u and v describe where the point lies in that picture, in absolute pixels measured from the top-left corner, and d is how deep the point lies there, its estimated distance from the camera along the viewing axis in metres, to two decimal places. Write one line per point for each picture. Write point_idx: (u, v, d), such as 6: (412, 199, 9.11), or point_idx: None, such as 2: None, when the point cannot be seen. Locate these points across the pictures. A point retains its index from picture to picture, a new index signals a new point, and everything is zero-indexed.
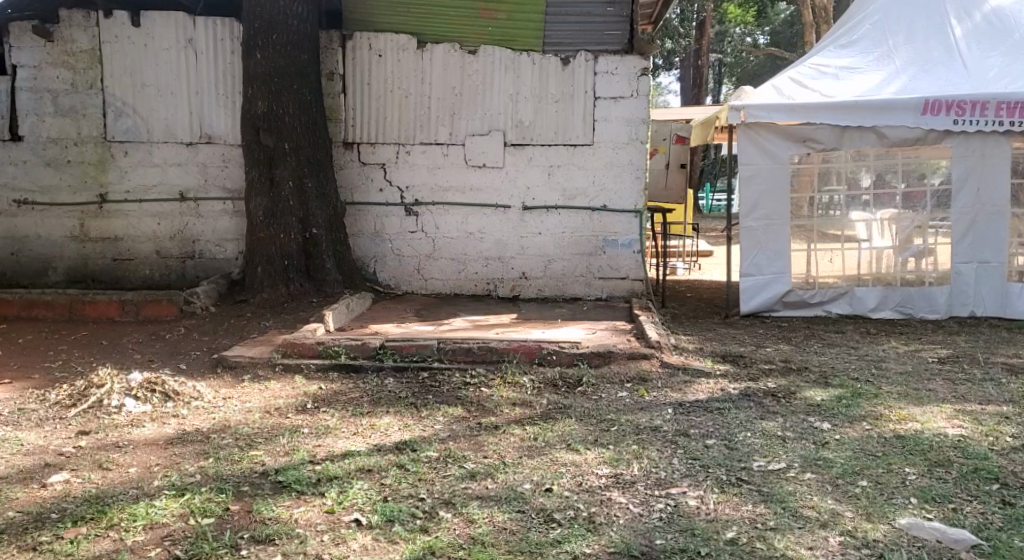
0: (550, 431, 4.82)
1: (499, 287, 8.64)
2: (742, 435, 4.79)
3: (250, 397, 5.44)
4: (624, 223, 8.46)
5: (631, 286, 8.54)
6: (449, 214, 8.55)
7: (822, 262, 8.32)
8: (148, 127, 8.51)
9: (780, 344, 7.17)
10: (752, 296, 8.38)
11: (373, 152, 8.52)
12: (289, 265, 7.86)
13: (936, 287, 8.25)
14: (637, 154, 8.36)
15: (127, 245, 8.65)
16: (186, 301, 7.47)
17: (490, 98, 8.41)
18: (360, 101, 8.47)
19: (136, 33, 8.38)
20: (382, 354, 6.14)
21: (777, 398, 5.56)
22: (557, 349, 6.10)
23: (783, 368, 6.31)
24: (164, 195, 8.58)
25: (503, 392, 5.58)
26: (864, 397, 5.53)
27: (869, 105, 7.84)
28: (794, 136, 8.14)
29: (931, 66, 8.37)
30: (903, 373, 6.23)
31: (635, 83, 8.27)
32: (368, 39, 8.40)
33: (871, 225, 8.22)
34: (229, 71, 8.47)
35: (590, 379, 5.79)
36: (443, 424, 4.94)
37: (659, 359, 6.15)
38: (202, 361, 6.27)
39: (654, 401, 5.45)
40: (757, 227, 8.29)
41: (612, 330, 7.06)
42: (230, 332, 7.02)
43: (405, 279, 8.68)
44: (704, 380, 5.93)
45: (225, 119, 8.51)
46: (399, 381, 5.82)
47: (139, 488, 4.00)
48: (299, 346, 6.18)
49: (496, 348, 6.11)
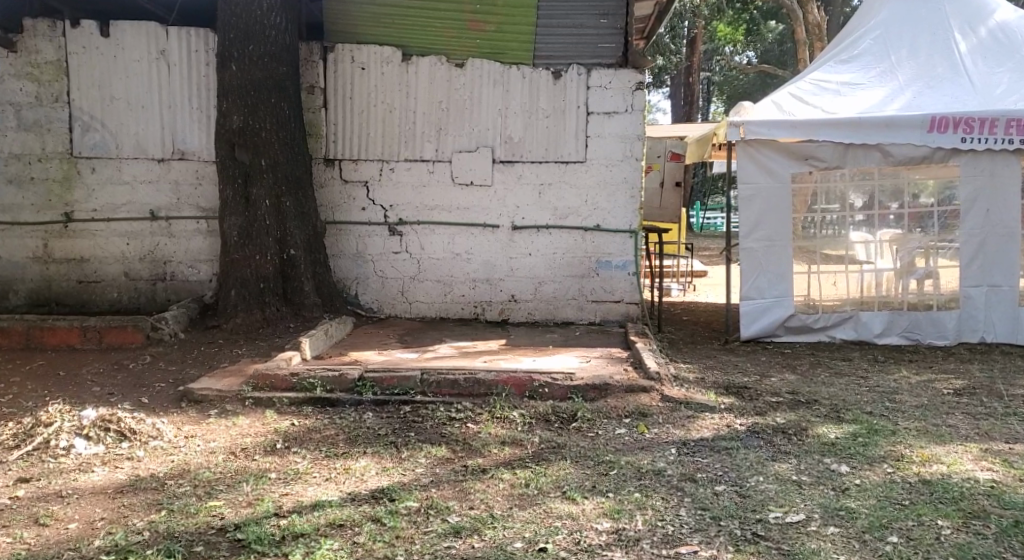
0: (543, 476, 4.37)
1: (487, 311, 8.20)
2: (754, 481, 4.36)
3: (215, 436, 4.99)
4: (619, 244, 8.06)
5: (626, 310, 8.12)
6: (436, 234, 8.13)
7: (825, 285, 7.92)
8: (118, 142, 8.07)
9: (785, 374, 6.75)
10: (752, 320, 7.98)
11: (356, 169, 8.10)
12: (264, 288, 7.39)
13: (944, 312, 7.87)
14: (632, 172, 7.98)
15: (93, 267, 8.18)
16: (153, 328, 7.00)
17: (478, 113, 8.02)
18: (341, 116, 8.06)
19: (106, 44, 7.96)
20: (362, 386, 5.70)
21: (788, 435, 5.13)
22: (550, 382, 5.67)
23: (791, 401, 5.90)
24: (133, 214, 8.14)
25: (492, 429, 5.15)
26: (882, 435, 5.10)
27: (874, 122, 7.51)
28: (796, 153, 7.77)
29: (937, 82, 8.04)
30: (919, 407, 5.81)
31: (629, 98, 7.89)
32: (350, 51, 8.00)
33: (871, 246, 7.85)
34: (203, 84, 8.06)
35: (586, 414, 5.36)
36: (424, 468, 4.49)
37: (659, 393, 5.71)
38: (166, 394, 5.81)
39: (655, 440, 5.02)
40: (758, 248, 7.88)
41: (608, 358, 6.63)
42: (198, 361, 6.56)
43: (388, 302, 8.24)
44: (708, 416, 5.49)
45: (198, 134, 8.09)
46: (379, 417, 5.37)
47: (77, 550, 3.56)
48: (271, 379, 5.74)
49: (484, 380, 5.68)
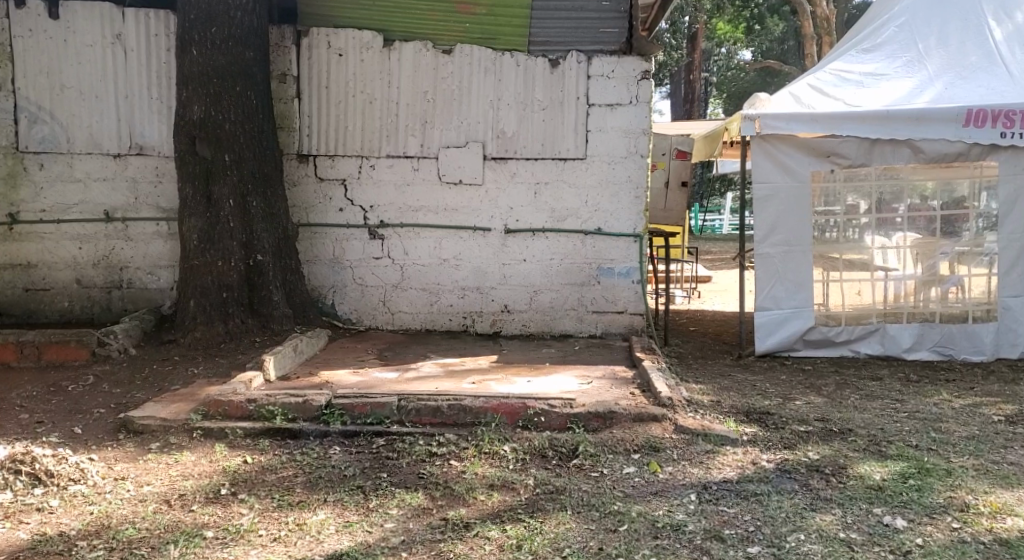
0: (538, 535, 3.70)
1: (478, 323, 7.42)
2: (794, 540, 3.69)
3: (151, 477, 4.25)
4: (622, 249, 7.30)
5: (629, 321, 7.35)
6: (420, 238, 7.36)
7: (848, 294, 7.13)
8: (68, 135, 7.29)
9: (811, 396, 5.99)
10: (768, 333, 7.21)
11: (332, 167, 7.33)
12: (228, 299, 6.61)
13: (981, 324, 7.11)
14: (637, 170, 7.22)
15: (42, 273, 7.39)
16: (99, 343, 6.26)
17: (467, 105, 7.25)
18: (316, 107, 7.29)
19: (55, 26, 7.19)
20: (329, 415, 4.92)
21: (826, 475, 4.39)
22: (547, 410, 4.90)
23: (822, 431, 5.14)
24: (86, 215, 7.37)
25: (479, 468, 4.38)
26: (938, 475, 4.36)
27: (903, 115, 6.76)
28: (818, 149, 7.01)
29: (970, 72, 7.29)
30: (971, 438, 5.05)
31: (634, 88, 7.14)
32: (326, 35, 7.23)
33: (891, 252, 7.07)
34: (163, 72, 7.28)
35: (589, 448, 4.59)
36: (396, 523, 3.79)
37: (672, 422, 4.93)
38: (103, 423, 5.04)
39: (671, 482, 4.27)
40: (774, 254, 7.12)
41: (611, 379, 5.87)
42: (147, 382, 5.80)
43: (368, 313, 7.46)
44: (730, 451, 4.71)
45: (158, 126, 7.31)
46: (347, 452, 4.59)
47: None
48: (224, 405, 4.96)
49: (470, 408, 4.91)
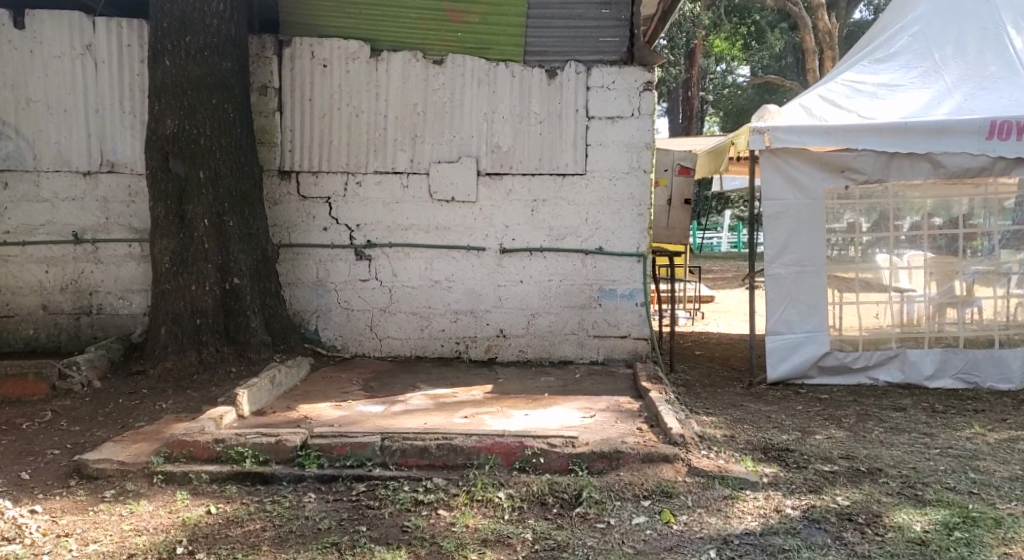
0: None
1: (472, 348, 6.94)
2: None
3: (100, 534, 3.79)
4: (624, 270, 6.84)
5: (633, 346, 6.87)
6: (410, 259, 6.90)
7: (864, 316, 6.64)
8: (35, 152, 6.84)
9: (832, 430, 5.52)
10: (780, 359, 6.74)
11: (316, 184, 6.88)
12: (201, 326, 6.12)
13: (1009, 350, 6.60)
14: (640, 186, 6.78)
15: (6, 299, 6.93)
16: (60, 376, 5.80)
17: (459, 118, 6.81)
18: (299, 121, 6.85)
19: (20, 36, 6.76)
20: (305, 457, 4.43)
21: (860, 525, 3.92)
22: (546, 450, 4.41)
23: (849, 470, 4.66)
24: (54, 236, 6.90)
25: (470, 520, 3.92)
26: (986, 527, 3.90)
27: (923, 128, 6.33)
28: (832, 163, 6.57)
29: (991, 83, 6.86)
30: (1014, 479, 4.58)
31: (636, 100, 6.71)
32: (310, 45, 6.80)
33: (904, 272, 6.62)
34: (135, 83, 6.84)
35: (593, 494, 4.11)
36: None
37: (685, 463, 4.43)
38: (55, 466, 4.56)
39: (687, 536, 3.82)
40: (786, 274, 6.66)
41: (616, 412, 5.39)
42: (109, 418, 5.32)
43: (354, 339, 6.98)
44: (750, 497, 4.21)
45: (130, 142, 6.86)
46: (323, 501, 4.10)
47: None
48: (189, 446, 4.46)
49: (462, 448, 4.42)
